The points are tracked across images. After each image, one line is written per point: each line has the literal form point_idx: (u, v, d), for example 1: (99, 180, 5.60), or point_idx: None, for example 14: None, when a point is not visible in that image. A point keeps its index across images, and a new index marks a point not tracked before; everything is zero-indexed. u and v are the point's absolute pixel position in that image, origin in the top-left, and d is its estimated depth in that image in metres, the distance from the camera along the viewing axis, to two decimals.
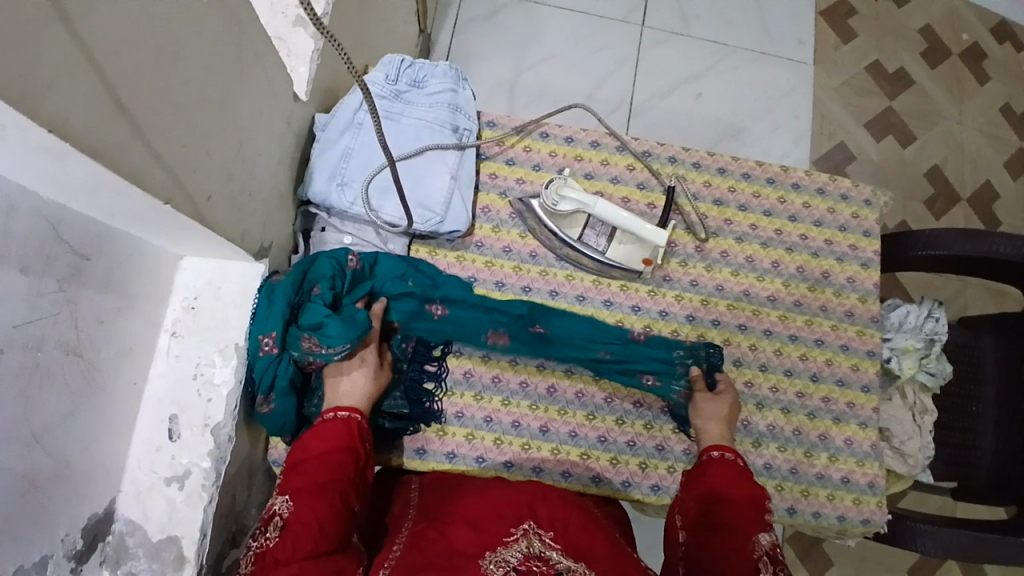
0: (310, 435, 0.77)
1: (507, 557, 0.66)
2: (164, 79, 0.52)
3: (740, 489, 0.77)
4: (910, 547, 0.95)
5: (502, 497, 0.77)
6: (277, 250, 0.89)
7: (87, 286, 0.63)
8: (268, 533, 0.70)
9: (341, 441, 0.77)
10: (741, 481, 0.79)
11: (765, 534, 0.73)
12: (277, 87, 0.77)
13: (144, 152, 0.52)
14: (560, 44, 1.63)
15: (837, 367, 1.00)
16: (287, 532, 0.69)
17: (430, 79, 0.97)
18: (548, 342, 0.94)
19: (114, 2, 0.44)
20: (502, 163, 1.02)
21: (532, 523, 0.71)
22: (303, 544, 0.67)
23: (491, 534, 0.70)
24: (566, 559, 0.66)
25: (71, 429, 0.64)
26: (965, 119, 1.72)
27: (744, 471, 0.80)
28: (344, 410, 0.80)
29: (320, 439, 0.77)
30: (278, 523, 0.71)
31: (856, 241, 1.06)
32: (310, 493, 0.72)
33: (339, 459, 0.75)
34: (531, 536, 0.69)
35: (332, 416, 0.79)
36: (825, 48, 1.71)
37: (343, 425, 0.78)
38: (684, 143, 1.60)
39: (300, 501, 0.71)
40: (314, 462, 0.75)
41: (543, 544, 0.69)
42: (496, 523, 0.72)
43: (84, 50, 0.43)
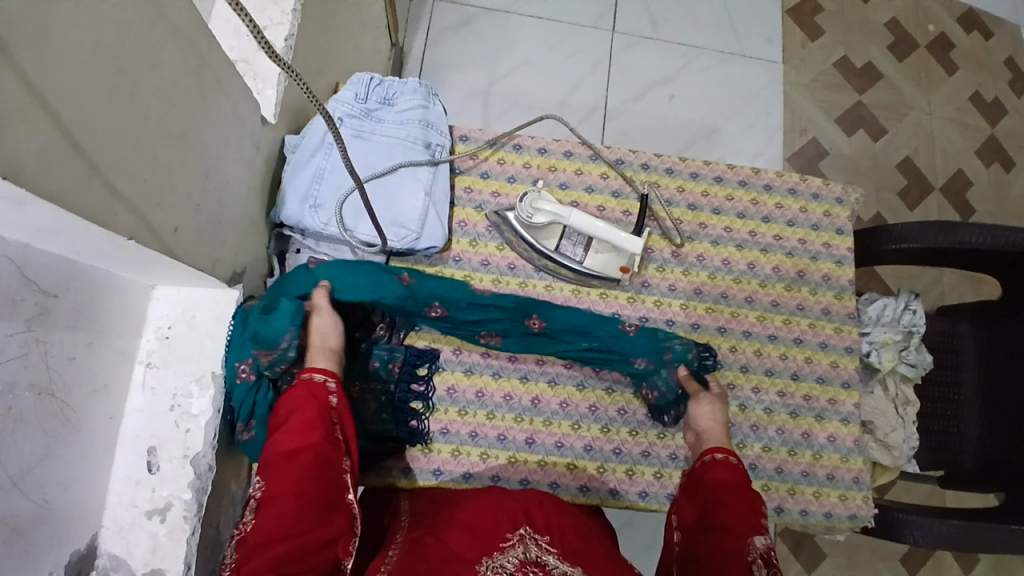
0: (280, 407, 0.77)
1: (504, 564, 0.65)
2: (121, 117, 0.52)
3: (736, 490, 0.79)
4: (900, 538, 0.95)
5: (499, 503, 0.75)
6: (252, 275, 0.89)
7: (57, 324, 0.62)
8: (246, 516, 0.70)
9: (311, 404, 0.77)
10: (738, 480, 0.80)
11: (760, 538, 0.73)
12: (244, 113, 0.76)
13: (105, 191, 0.52)
14: (531, 52, 1.63)
15: (816, 364, 1.01)
16: (270, 508, 0.69)
17: (399, 96, 0.97)
18: (546, 336, 0.95)
19: (63, 45, 0.44)
20: (476, 177, 1.02)
21: (529, 528, 0.70)
22: (286, 519, 0.68)
23: (487, 539, 0.69)
24: (564, 565, 0.66)
25: (47, 471, 0.63)
26: (934, 111, 1.74)
27: (741, 470, 0.82)
28: (315, 372, 0.80)
29: (289, 411, 0.76)
30: (252, 504, 0.70)
31: (830, 239, 1.07)
32: (289, 463, 0.72)
33: (312, 424, 0.75)
34: (528, 542, 0.68)
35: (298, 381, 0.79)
36: (793, 47, 1.73)
37: (307, 388, 0.78)
38: (659, 146, 1.61)
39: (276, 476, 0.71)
40: (286, 427, 0.74)
41: (540, 549, 0.68)
42: (491, 528, 0.71)
43: (34, 93, 0.42)
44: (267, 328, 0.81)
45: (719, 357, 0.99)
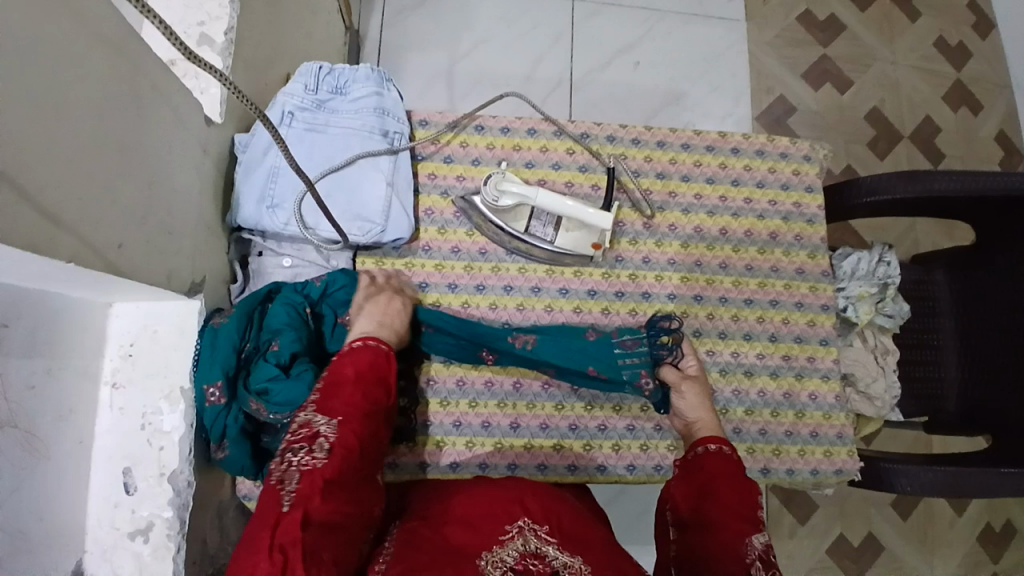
0: (346, 366, 0.71)
1: (504, 557, 0.64)
2: (48, 134, 0.49)
3: (730, 480, 0.75)
4: (890, 489, 0.96)
5: (496, 494, 0.74)
6: (215, 282, 0.86)
7: (10, 355, 0.59)
8: (314, 453, 0.62)
9: (379, 371, 0.73)
10: (734, 472, 0.77)
11: (759, 536, 0.69)
12: (186, 115, 0.73)
13: (38, 215, 0.49)
14: (490, 27, 1.59)
15: (794, 324, 1.01)
16: (338, 457, 0.63)
17: (352, 84, 0.93)
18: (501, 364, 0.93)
19: None
20: (440, 162, 0.99)
21: (527, 518, 0.68)
22: (349, 474, 0.63)
23: (488, 532, 0.67)
24: (563, 555, 0.64)
25: (19, 505, 0.61)
26: (899, 58, 1.73)
27: (737, 464, 0.78)
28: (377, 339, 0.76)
29: (355, 372, 0.71)
30: (324, 445, 0.63)
31: (800, 198, 1.06)
32: (357, 423, 0.67)
33: (378, 393, 0.71)
34: (526, 533, 0.67)
35: (370, 343, 0.75)
36: (755, 3, 1.70)
37: (384, 355, 0.75)
38: (626, 115, 1.59)
39: (348, 428, 0.66)
40: (349, 389, 0.69)
41: (539, 540, 0.67)
42: (489, 521, 0.69)
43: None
44: (278, 393, 0.79)
45: (697, 326, 0.99)
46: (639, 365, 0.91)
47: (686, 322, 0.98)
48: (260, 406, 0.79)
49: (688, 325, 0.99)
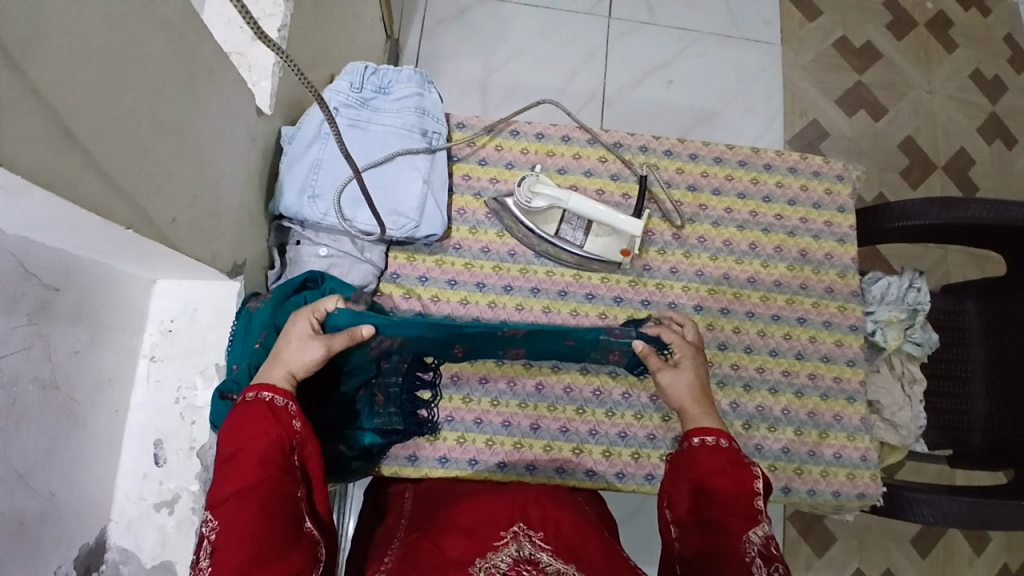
0: (225, 437, 0.65)
1: (497, 563, 0.64)
2: (115, 106, 0.52)
3: (727, 477, 0.71)
4: (908, 518, 0.95)
5: (495, 509, 0.76)
6: (253, 267, 0.88)
7: (58, 319, 0.62)
8: (201, 561, 0.61)
9: (259, 427, 0.66)
10: (730, 464, 0.73)
11: (756, 531, 0.68)
12: (238, 104, 0.76)
13: (102, 182, 0.52)
14: (528, 41, 1.63)
15: (821, 343, 1.01)
16: (222, 554, 0.60)
17: (395, 84, 0.97)
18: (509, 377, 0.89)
19: (57, 34, 0.44)
20: (475, 164, 1.01)
21: (522, 525, 0.72)
22: (242, 562, 0.60)
23: (483, 539, 0.70)
24: (555, 560, 0.66)
25: (53, 464, 0.63)
26: (934, 88, 1.73)
27: (734, 452, 0.74)
28: (256, 391, 0.69)
29: (231, 442, 0.65)
30: (207, 547, 0.61)
31: (831, 218, 1.06)
32: (240, 503, 0.62)
33: (264, 454, 0.65)
34: (521, 538, 0.69)
35: (244, 402, 0.68)
36: (791, 28, 1.72)
37: (261, 408, 0.67)
38: (658, 132, 1.60)
39: (230, 516, 0.62)
40: (231, 468, 0.64)
41: (533, 546, 0.69)
42: (487, 528, 0.72)
43: (26, 83, 0.42)
44: None
45: (723, 339, 0.99)
46: (617, 348, 0.88)
47: (712, 335, 0.99)
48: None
49: (713, 338, 0.99)
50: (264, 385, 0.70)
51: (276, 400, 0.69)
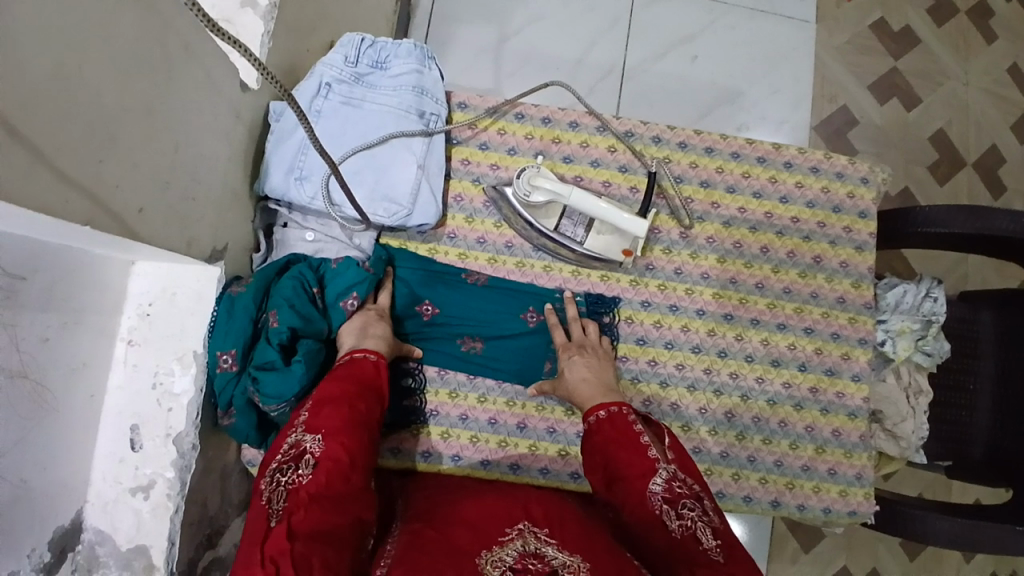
0: (337, 377, 0.73)
1: (503, 556, 0.59)
2: (71, 96, 0.50)
3: (625, 441, 0.72)
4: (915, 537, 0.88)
5: (497, 504, 0.69)
6: (236, 250, 0.86)
7: (27, 307, 0.55)
8: (300, 469, 0.63)
9: (366, 380, 0.74)
10: (622, 424, 0.74)
11: (657, 479, 0.68)
12: (219, 81, 0.72)
13: (52, 179, 0.50)
14: (546, 6, 1.53)
15: (826, 356, 0.98)
16: (323, 470, 0.63)
17: (393, 59, 0.91)
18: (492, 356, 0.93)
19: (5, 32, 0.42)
20: (475, 148, 0.97)
21: (527, 522, 0.65)
22: (334, 484, 0.63)
23: (487, 533, 0.63)
24: (562, 555, 0.60)
25: (26, 452, 0.57)
26: (973, 79, 1.62)
27: (619, 411, 0.76)
28: (361, 351, 0.78)
29: (346, 381, 0.73)
30: (309, 459, 0.64)
31: (851, 223, 1.01)
32: (343, 432, 0.67)
33: (364, 402, 0.71)
34: (527, 535, 0.63)
35: (356, 356, 0.77)
36: (828, 4, 1.60)
37: (372, 367, 0.77)
38: (676, 110, 1.52)
39: (335, 438, 0.66)
40: (328, 406, 0.69)
41: (539, 542, 0.63)
42: (493, 524, 0.65)
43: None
44: (269, 385, 0.78)
45: (724, 346, 0.96)
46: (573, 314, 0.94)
47: (712, 341, 0.96)
48: (253, 394, 0.78)
49: (714, 344, 0.96)
50: (366, 348, 0.79)
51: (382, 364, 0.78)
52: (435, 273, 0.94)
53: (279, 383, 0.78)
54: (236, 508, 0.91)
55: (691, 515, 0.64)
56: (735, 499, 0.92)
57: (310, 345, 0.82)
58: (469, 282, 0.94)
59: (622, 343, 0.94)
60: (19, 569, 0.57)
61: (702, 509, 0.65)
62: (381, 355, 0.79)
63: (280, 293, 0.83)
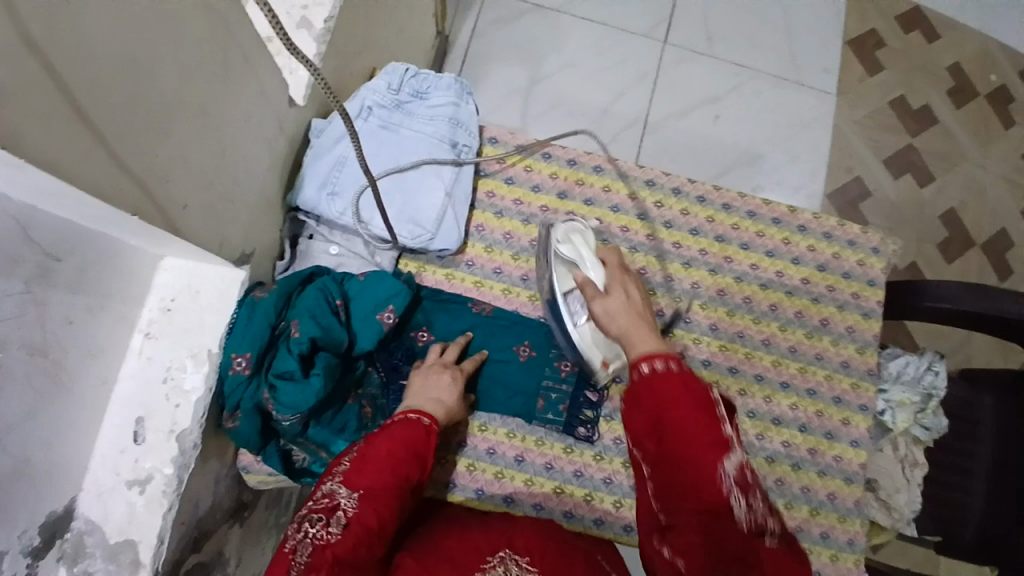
0: (383, 437, 0.71)
1: None
2: (136, 86, 0.53)
3: (692, 399, 0.60)
4: None
5: (478, 536, 0.69)
6: (261, 256, 0.88)
7: (57, 287, 0.56)
8: (329, 526, 0.61)
9: (419, 450, 0.73)
10: (682, 386, 0.61)
11: (731, 459, 0.57)
12: (269, 95, 0.75)
13: (108, 164, 0.52)
14: (580, 54, 1.60)
15: (827, 419, 0.98)
16: (353, 534, 0.61)
17: (433, 90, 0.96)
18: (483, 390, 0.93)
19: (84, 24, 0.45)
20: (501, 181, 1.01)
21: (509, 550, 0.66)
22: (362, 552, 0.60)
23: (469, 564, 0.63)
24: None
25: (33, 427, 0.58)
26: (988, 163, 1.67)
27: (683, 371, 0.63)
28: (414, 412, 0.77)
29: (399, 442, 0.71)
30: (340, 519, 0.62)
31: (860, 290, 1.04)
32: (380, 499, 0.65)
33: (411, 468, 0.70)
34: (508, 562, 0.64)
35: (403, 417, 0.76)
36: (850, 79, 1.67)
37: (422, 430, 0.75)
38: (694, 164, 1.56)
39: (368, 503, 0.64)
40: (366, 467, 0.67)
41: (521, 570, 0.63)
42: (472, 554, 0.65)
43: (44, 69, 0.43)
44: (286, 395, 0.81)
45: (726, 399, 0.97)
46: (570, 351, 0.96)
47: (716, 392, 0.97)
48: (267, 400, 0.80)
49: None
50: (419, 410, 0.78)
51: (434, 433, 0.77)
52: (440, 301, 0.96)
53: (298, 392, 0.81)
54: (225, 513, 0.90)
55: (759, 505, 0.56)
56: None
57: (328, 359, 0.83)
58: (473, 311, 0.96)
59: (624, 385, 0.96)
60: (9, 547, 0.56)
61: (769, 505, 0.56)
62: (431, 420, 0.77)
63: (302, 304, 0.84)
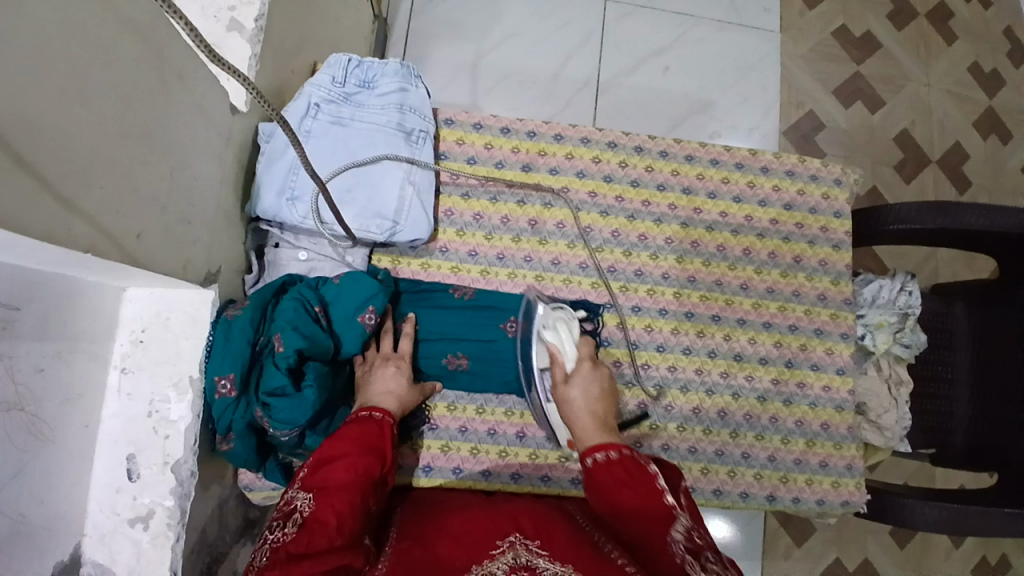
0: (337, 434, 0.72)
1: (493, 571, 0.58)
2: (70, 120, 0.50)
3: (636, 481, 0.67)
4: (902, 523, 0.91)
5: (489, 518, 0.68)
6: (229, 273, 0.86)
7: (21, 337, 0.54)
8: (286, 528, 0.62)
9: (373, 442, 0.73)
10: (633, 469, 0.69)
11: (677, 529, 0.63)
12: (209, 105, 0.73)
13: (55, 204, 0.50)
14: (519, 22, 1.57)
15: (811, 351, 1.01)
16: (308, 530, 0.61)
17: (380, 78, 0.93)
18: (473, 372, 0.93)
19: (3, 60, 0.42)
20: (463, 163, 0.99)
21: (518, 533, 0.64)
22: (322, 543, 0.60)
23: (476, 547, 0.62)
24: (555, 566, 0.58)
25: (23, 488, 0.56)
26: (932, 81, 1.70)
27: (629, 456, 0.71)
28: (366, 410, 0.77)
29: (354, 437, 0.72)
30: (296, 519, 0.63)
31: (828, 222, 1.05)
32: (335, 492, 0.66)
33: (368, 459, 0.71)
34: (517, 547, 0.62)
35: (358, 416, 0.76)
36: (791, 15, 1.67)
37: (375, 424, 0.75)
38: (649, 119, 1.56)
39: (325, 499, 0.65)
40: (325, 466, 0.68)
41: (530, 553, 0.61)
42: (482, 537, 0.64)
43: None
44: (280, 412, 0.78)
45: (713, 347, 0.99)
46: None
47: (702, 342, 0.99)
48: (263, 419, 0.79)
49: (704, 345, 0.99)
50: (374, 407, 0.79)
51: (387, 424, 0.77)
52: (418, 292, 0.95)
53: (295, 407, 0.79)
54: (234, 534, 0.90)
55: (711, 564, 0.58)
56: (732, 496, 0.94)
57: (318, 368, 0.82)
58: (456, 296, 0.95)
59: (615, 347, 0.96)
60: None
61: (724, 565, 0.58)
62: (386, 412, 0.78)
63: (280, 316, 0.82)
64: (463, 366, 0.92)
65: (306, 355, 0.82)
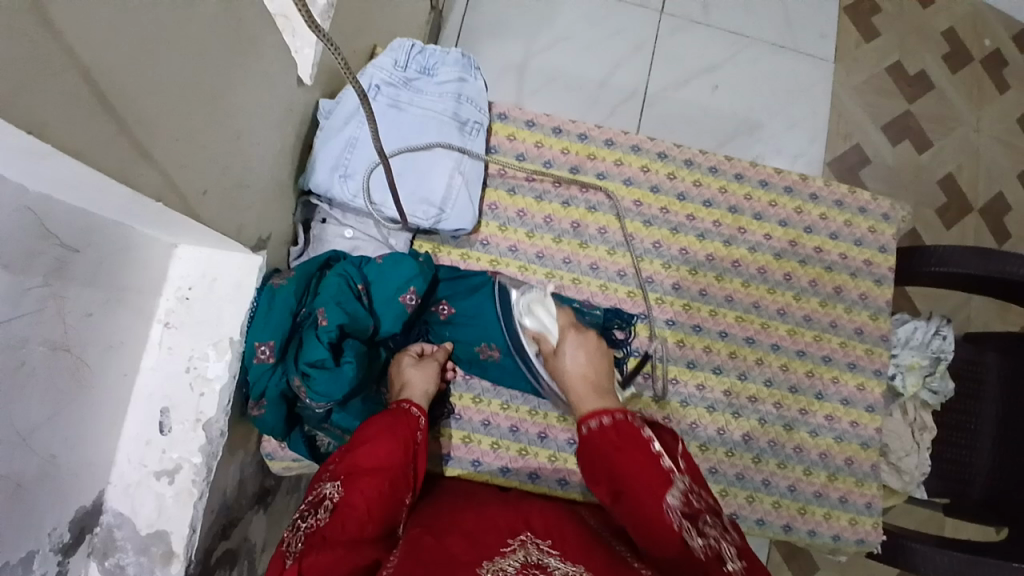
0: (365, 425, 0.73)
1: (504, 566, 0.57)
2: (154, 71, 0.51)
3: (633, 446, 0.69)
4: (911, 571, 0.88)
5: (497, 518, 0.68)
6: (277, 242, 0.87)
7: (75, 281, 0.55)
8: (317, 514, 0.64)
9: (397, 429, 0.73)
10: (630, 435, 0.70)
11: (676, 492, 0.64)
12: (278, 76, 0.74)
13: (129, 148, 0.51)
14: (572, 27, 1.57)
15: (842, 385, 1.00)
16: (340, 515, 0.63)
17: (440, 66, 0.95)
18: (502, 365, 0.93)
19: (108, 8, 0.43)
20: (512, 158, 1.00)
21: (529, 533, 0.65)
22: (354, 530, 0.62)
23: (487, 545, 0.62)
24: (564, 564, 0.59)
25: (59, 426, 0.57)
26: (983, 126, 1.67)
27: (623, 418, 0.73)
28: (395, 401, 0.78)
29: (378, 426, 0.72)
30: (327, 505, 0.64)
31: (872, 257, 1.04)
32: (364, 478, 0.67)
33: (393, 446, 0.71)
34: (528, 546, 0.62)
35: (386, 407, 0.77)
36: (847, 45, 1.66)
37: (400, 413, 0.76)
38: (693, 136, 1.55)
39: (352, 486, 0.66)
40: (352, 452, 0.69)
41: (541, 553, 0.62)
42: (492, 535, 0.64)
43: (74, 60, 0.41)
44: (317, 384, 0.78)
45: (744, 368, 0.98)
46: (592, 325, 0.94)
47: (733, 363, 0.98)
48: (300, 387, 0.79)
49: (735, 367, 0.98)
50: (412, 402, 0.79)
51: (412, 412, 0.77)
52: (457, 277, 0.95)
53: (332, 380, 0.79)
54: (251, 500, 0.90)
55: (712, 533, 0.60)
56: (746, 521, 0.94)
57: (356, 345, 0.82)
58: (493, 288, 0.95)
59: (651, 359, 0.97)
60: (39, 547, 0.57)
61: (723, 529, 0.61)
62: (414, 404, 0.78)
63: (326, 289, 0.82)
64: (493, 357, 0.93)
65: (345, 330, 0.82)
